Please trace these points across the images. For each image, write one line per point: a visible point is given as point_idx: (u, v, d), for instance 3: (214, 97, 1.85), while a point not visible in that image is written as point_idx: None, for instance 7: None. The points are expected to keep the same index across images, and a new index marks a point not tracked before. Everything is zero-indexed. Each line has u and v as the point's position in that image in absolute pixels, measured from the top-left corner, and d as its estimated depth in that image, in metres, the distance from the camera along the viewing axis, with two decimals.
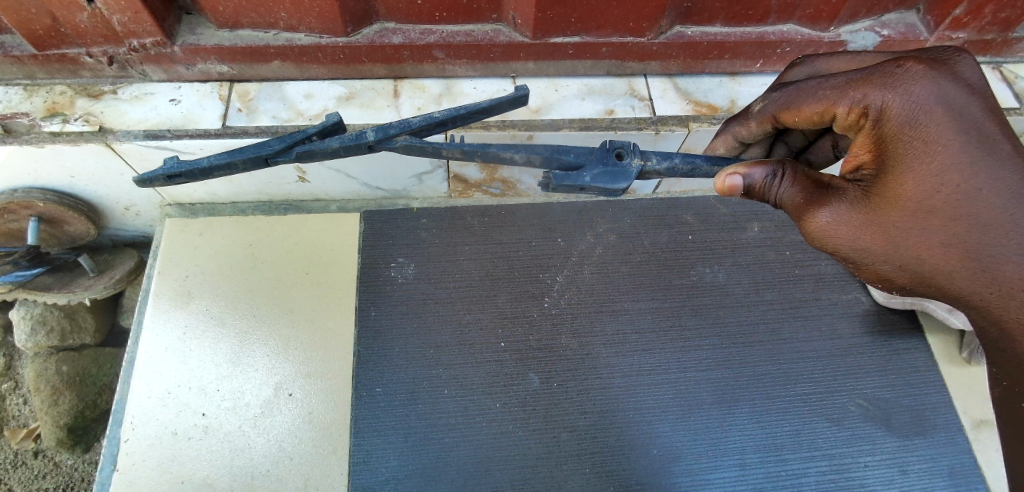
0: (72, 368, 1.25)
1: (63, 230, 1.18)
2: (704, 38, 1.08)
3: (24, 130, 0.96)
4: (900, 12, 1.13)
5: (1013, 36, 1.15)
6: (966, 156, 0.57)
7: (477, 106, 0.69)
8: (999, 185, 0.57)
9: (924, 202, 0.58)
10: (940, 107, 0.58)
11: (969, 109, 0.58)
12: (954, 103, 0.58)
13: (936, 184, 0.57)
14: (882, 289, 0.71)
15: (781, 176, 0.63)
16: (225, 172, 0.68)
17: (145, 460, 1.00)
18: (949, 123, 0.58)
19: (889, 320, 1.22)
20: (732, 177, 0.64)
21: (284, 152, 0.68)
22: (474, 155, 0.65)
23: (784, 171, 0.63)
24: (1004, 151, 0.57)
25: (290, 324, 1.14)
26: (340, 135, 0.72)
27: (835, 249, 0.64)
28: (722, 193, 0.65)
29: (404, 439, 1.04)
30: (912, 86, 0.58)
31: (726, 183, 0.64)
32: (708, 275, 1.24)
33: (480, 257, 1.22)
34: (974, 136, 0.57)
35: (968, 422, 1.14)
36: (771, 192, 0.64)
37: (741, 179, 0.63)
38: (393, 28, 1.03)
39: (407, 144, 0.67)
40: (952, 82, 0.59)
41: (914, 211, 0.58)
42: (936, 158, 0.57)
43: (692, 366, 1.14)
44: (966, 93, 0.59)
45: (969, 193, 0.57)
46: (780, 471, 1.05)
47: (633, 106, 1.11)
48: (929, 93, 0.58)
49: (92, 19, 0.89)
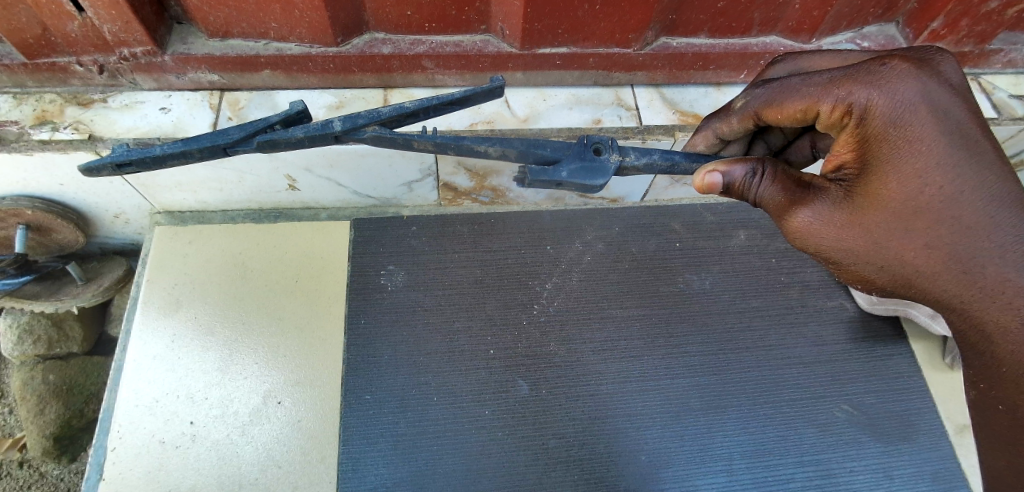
0: (59, 377, 1.24)
1: (51, 237, 1.18)
2: (689, 49, 1.10)
3: (14, 138, 0.96)
4: (880, 25, 1.16)
5: (989, 48, 1.18)
6: (949, 157, 0.58)
7: (450, 97, 0.71)
8: (979, 187, 0.59)
9: (909, 204, 0.59)
10: (924, 107, 0.59)
11: (954, 110, 0.60)
12: (939, 104, 0.59)
13: (920, 186, 0.59)
14: (862, 290, 0.72)
15: (761, 174, 0.64)
16: (181, 160, 0.70)
17: (132, 469, 0.99)
18: (934, 123, 0.59)
19: (874, 327, 1.24)
20: (711, 175, 0.65)
21: (244, 141, 0.70)
22: (446, 147, 0.67)
23: (764, 170, 0.64)
24: (984, 152, 0.59)
25: (279, 333, 1.14)
26: (304, 124, 0.73)
27: (818, 249, 0.65)
28: (702, 190, 0.67)
29: (392, 447, 1.04)
30: (896, 85, 0.59)
31: (706, 181, 0.65)
32: (695, 283, 1.25)
33: (469, 264, 1.23)
34: (958, 136, 0.59)
35: (951, 426, 1.16)
36: (750, 190, 0.65)
37: (721, 177, 0.65)
38: (383, 38, 1.04)
39: (377, 135, 0.70)
40: (936, 83, 0.60)
41: (898, 213, 0.60)
42: (921, 159, 0.59)
43: (679, 373, 1.15)
44: (949, 93, 0.60)
45: (953, 194, 0.59)
46: (768, 476, 1.06)
47: (620, 115, 1.13)
48: (911, 94, 0.59)
49: (83, 28, 0.90)
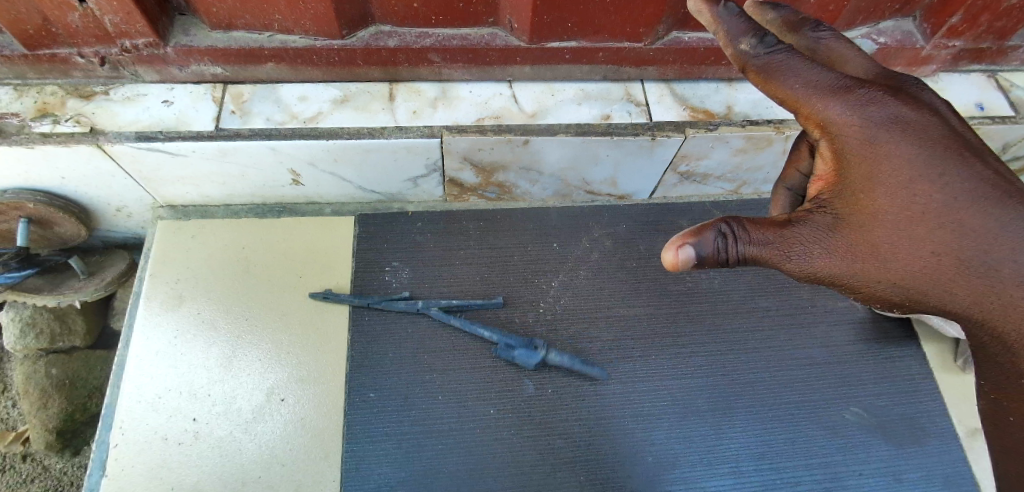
0: (61, 371, 1.24)
1: (53, 231, 1.16)
2: (701, 44, 1.07)
3: (15, 130, 0.94)
4: (896, 20, 1.13)
5: (1008, 45, 1.16)
6: (933, 168, 0.56)
7: None
8: (974, 194, 0.55)
9: (901, 215, 0.56)
10: (896, 120, 0.57)
11: (932, 124, 0.57)
12: (914, 119, 0.57)
13: (907, 197, 0.56)
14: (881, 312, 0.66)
15: (732, 234, 0.55)
16: None
17: (136, 465, 0.99)
18: (912, 137, 0.57)
19: (883, 327, 1.23)
20: (680, 251, 0.54)
21: None
22: None
23: (733, 231, 0.55)
24: (971, 160, 0.57)
25: (282, 329, 1.13)
26: None
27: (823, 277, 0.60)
28: (674, 268, 0.56)
29: (396, 446, 1.03)
30: (868, 102, 0.56)
31: (677, 258, 0.55)
32: (703, 281, 1.24)
33: (476, 260, 1.22)
34: (939, 147, 0.57)
35: (963, 429, 1.14)
36: (728, 252, 0.55)
37: (694, 250, 0.54)
38: (389, 31, 1.02)
39: None
40: (907, 100, 0.58)
41: (892, 226, 0.56)
42: (903, 170, 0.56)
43: (688, 373, 1.13)
44: (923, 108, 0.58)
45: (946, 203, 0.56)
46: (777, 477, 1.05)
47: (630, 111, 1.10)
48: (882, 110, 0.57)
49: (84, 19, 0.88)
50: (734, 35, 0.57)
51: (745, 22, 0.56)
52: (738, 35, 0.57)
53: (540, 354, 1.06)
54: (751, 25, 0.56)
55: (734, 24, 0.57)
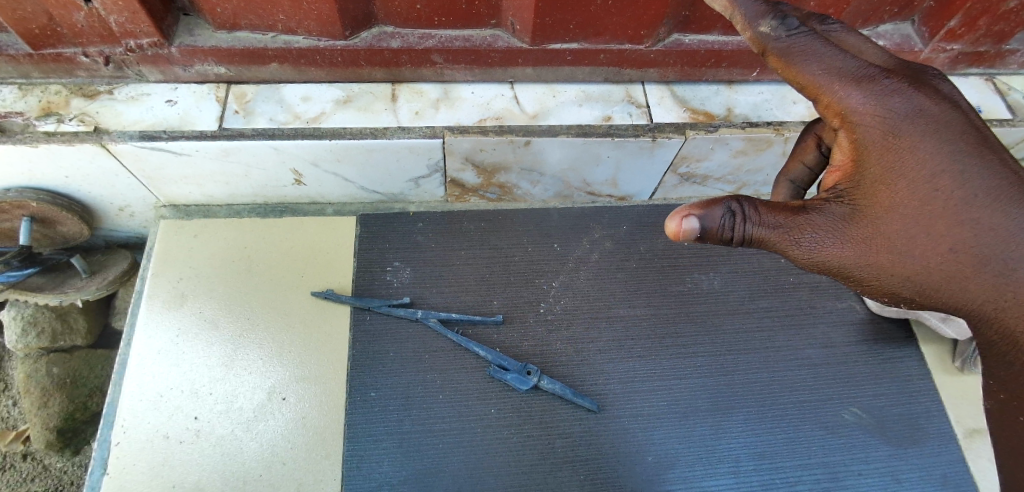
0: (63, 369, 1.24)
1: (56, 230, 1.17)
2: (702, 46, 1.08)
3: (19, 129, 0.95)
4: (895, 24, 1.14)
5: (1006, 48, 1.17)
6: (953, 165, 0.57)
7: None
8: (993, 193, 0.56)
9: (919, 209, 0.57)
10: (919, 113, 0.57)
11: (954, 121, 0.58)
12: (937, 115, 0.58)
13: (926, 191, 0.57)
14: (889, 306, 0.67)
15: (740, 213, 0.56)
16: None
17: (136, 464, 0.99)
18: (933, 133, 0.57)
19: (883, 329, 1.23)
20: (686, 221, 0.54)
21: None
22: None
23: (742, 210, 0.56)
24: (991, 158, 0.57)
25: (283, 329, 1.13)
26: None
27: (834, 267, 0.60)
28: (674, 237, 0.56)
29: (397, 445, 1.03)
30: (889, 93, 0.56)
31: (681, 228, 0.55)
32: (704, 282, 1.25)
33: (477, 260, 1.23)
34: (960, 145, 0.57)
35: (962, 430, 1.14)
36: (733, 231, 0.56)
37: (699, 221, 0.55)
38: (392, 32, 1.03)
39: None
40: (931, 95, 0.58)
41: (909, 219, 0.57)
42: (922, 164, 0.57)
43: (688, 373, 1.14)
44: (946, 104, 0.58)
45: (965, 200, 0.56)
46: (776, 478, 1.05)
47: (630, 112, 1.11)
48: (904, 103, 0.57)
49: (89, 19, 0.89)
50: (750, 19, 0.57)
51: (763, 6, 0.57)
52: (756, 16, 0.57)
53: (530, 379, 1.06)
54: (768, 8, 0.57)
55: (751, 7, 0.57)
